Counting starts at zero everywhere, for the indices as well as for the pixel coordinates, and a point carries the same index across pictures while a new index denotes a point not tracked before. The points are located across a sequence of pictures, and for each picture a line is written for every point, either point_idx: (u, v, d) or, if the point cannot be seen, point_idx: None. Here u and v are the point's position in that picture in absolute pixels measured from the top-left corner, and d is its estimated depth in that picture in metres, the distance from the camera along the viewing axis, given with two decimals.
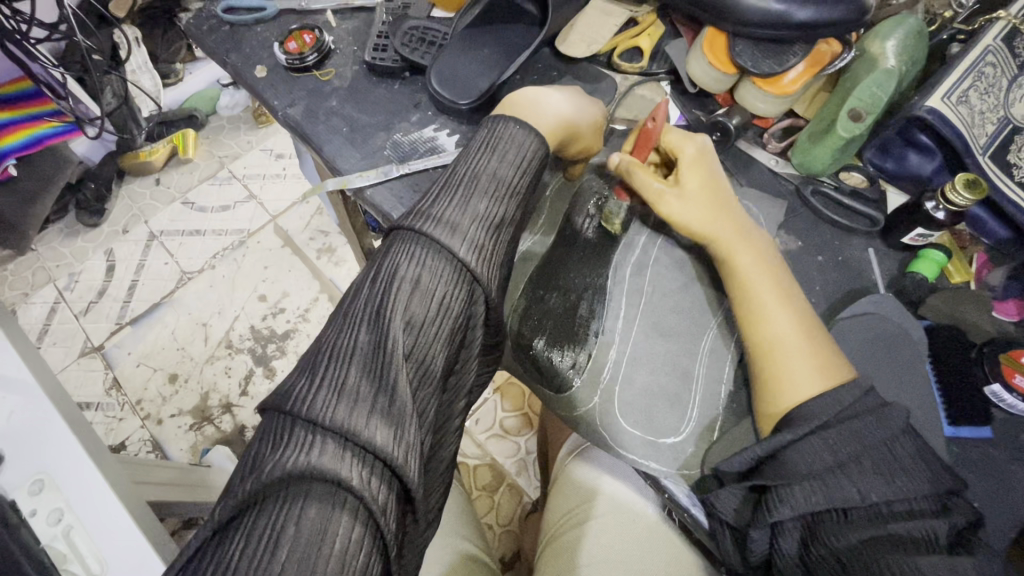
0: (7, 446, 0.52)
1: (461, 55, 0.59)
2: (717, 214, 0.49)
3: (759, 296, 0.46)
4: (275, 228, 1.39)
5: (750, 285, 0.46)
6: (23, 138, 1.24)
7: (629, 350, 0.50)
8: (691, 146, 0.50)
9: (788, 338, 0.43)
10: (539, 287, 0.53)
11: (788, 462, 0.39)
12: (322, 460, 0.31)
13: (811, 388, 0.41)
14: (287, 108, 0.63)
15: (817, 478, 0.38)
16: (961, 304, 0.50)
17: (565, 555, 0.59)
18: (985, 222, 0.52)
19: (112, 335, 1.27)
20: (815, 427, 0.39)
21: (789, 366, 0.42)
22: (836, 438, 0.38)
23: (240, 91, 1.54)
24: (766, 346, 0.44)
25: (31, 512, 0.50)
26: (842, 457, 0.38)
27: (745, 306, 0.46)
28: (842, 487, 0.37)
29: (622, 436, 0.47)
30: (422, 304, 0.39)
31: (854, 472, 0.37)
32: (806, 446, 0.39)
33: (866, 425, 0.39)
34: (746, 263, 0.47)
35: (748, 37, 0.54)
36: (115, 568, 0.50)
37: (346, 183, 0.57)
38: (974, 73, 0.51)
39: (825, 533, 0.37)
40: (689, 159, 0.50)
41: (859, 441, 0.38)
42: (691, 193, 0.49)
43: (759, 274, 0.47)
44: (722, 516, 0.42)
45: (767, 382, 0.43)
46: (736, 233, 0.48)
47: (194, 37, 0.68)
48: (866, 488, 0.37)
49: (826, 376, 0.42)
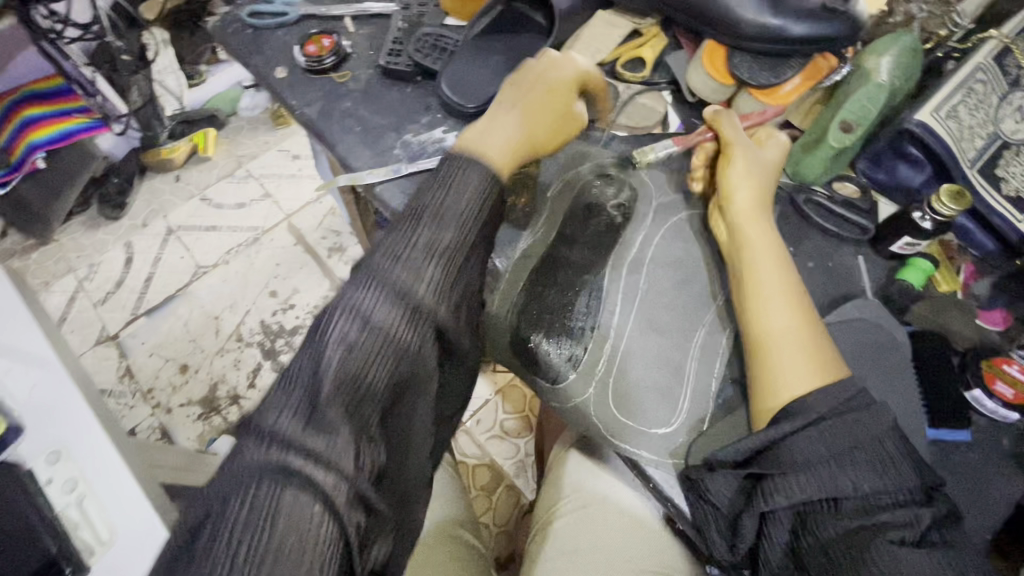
0: (29, 418, 0.56)
1: (471, 63, 0.62)
2: (763, 206, 0.52)
3: (761, 291, 0.47)
4: (289, 227, 1.43)
5: (754, 274, 0.48)
6: (52, 133, 1.33)
7: (623, 344, 0.51)
8: (776, 145, 0.55)
9: (785, 331, 0.45)
10: (538, 283, 0.54)
11: (786, 453, 0.41)
12: (271, 473, 0.34)
13: (808, 383, 0.43)
14: (304, 108, 0.66)
15: (812, 469, 0.40)
16: (948, 313, 0.51)
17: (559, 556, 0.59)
18: (974, 234, 0.53)
19: (128, 325, 1.31)
20: (811, 421, 0.41)
21: (775, 362, 0.44)
22: (830, 432, 0.40)
23: (261, 94, 1.60)
24: (763, 338, 0.46)
25: (47, 480, 0.53)
26: (836, 450, 0.40)
27: (748, 298, 0.48)
28: (836, 477, 0.39)
29: (614, 425, 0.49)
30: (361, 334, 0.39)
31: (848, 464, 0.40)
32: (804, 438, 0.41)
33: (861, 421, 0.41)
34: (764, 269, 0.48)
35: (747, 50, 0.57)
36: (123, 537, 0.52)
37: (357, 179, 0.60)
38: (964, 89, 0.53)
39: (815, 522, 0.39)
40: (771, 152, 0.54)
41: (855, 435, 0.40)
42: (755, 166, 0.53)
43: (766, 264, 0.48)
44: (712, 500, 0.43)
45: (760, 377, 0.45)
46: (760, 222, 0.51)
47: (220, 40, 0.72)
48: (858, 480, 0.39)
49: (818, 374, 0.43)
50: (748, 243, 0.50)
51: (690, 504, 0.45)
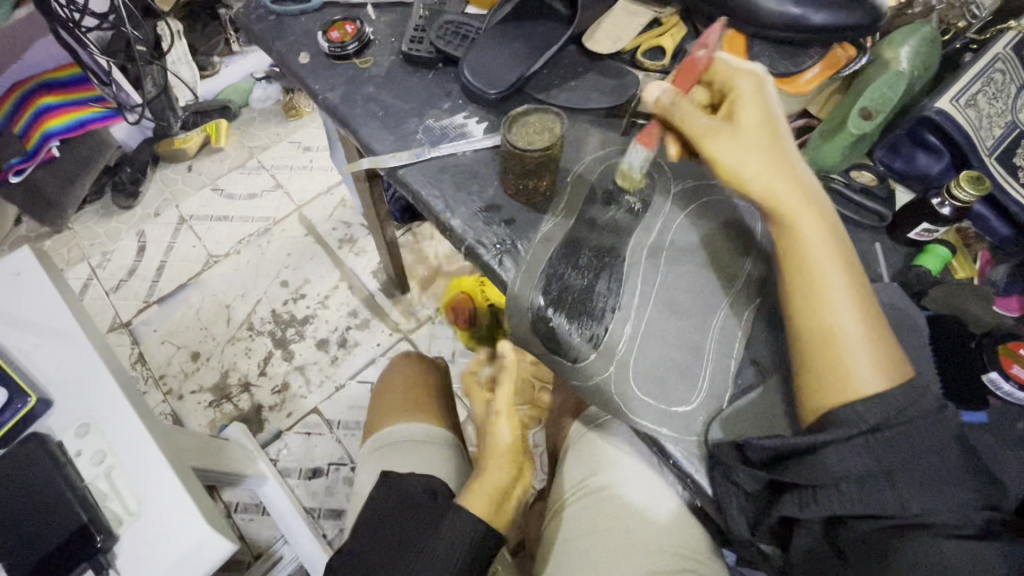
0: (58, 392, 0.57)
1: (493, 49, 0.63)
2: (781, 170, 0.47)
3: (821, 283, 0.44)
4: (300, 218, 1.44)
5: (806, 263, 0.45)
6: (67, 122, 1.33)
7: (643, 326, 0.52)
8: (747, 78, 0.49)
9: (850, 327, 0.43)
10: (561, 265, 0.55)
11: (823, 461, 0.41)
12: None
13: (876, 381, 0.42)
14: (327, 93, 0.67)
15: (859, 481, 0.40)
16: (961, 296, 0.52)
17: (588, 542, 0.61)
18: (989, 221, 0.54)
19: (140, 312, 1.32)
20: (864, 430, 0.41)
21: (843, 359, 0.43)
22: (882, 444, 0.41)
23: (273, 86, 1.62)
24: (829, 333, 0.43)
25: (77, 452, 0.55)
26: (887, 464, 0.40)
27: (806, 291, 0.45)
28: (882, 489, 0.40)
29: (635, 404, 0.50)
30: None
31: (899, 479, 0.40)
32: (846, 449, 0.41)
33: (922, 430, 0.41)
34: (819, 262, 0.45)
35: (766, 39, 0.57)
36: (150, 509, 0.53)
37: (380, 163, 0.62)
38: (983, 78, 0.54)
39: (851, 526, 0.40)
40: (747, 95, 0.48)
41: (908, 447, 0.41)
42: (743, 128, 0.47)
43: (815, 249, 0.45)
44: (740, 486, 0.45)
45: (821, 374, 0.44)
46: (797, 192, 0.46)
47: (244, 26, 0.73)
48: (909, 497, 0.40)
49: (886, 373, 0.43)
50: (788, 228, 0.46)
51: (714, 482, 0.47)
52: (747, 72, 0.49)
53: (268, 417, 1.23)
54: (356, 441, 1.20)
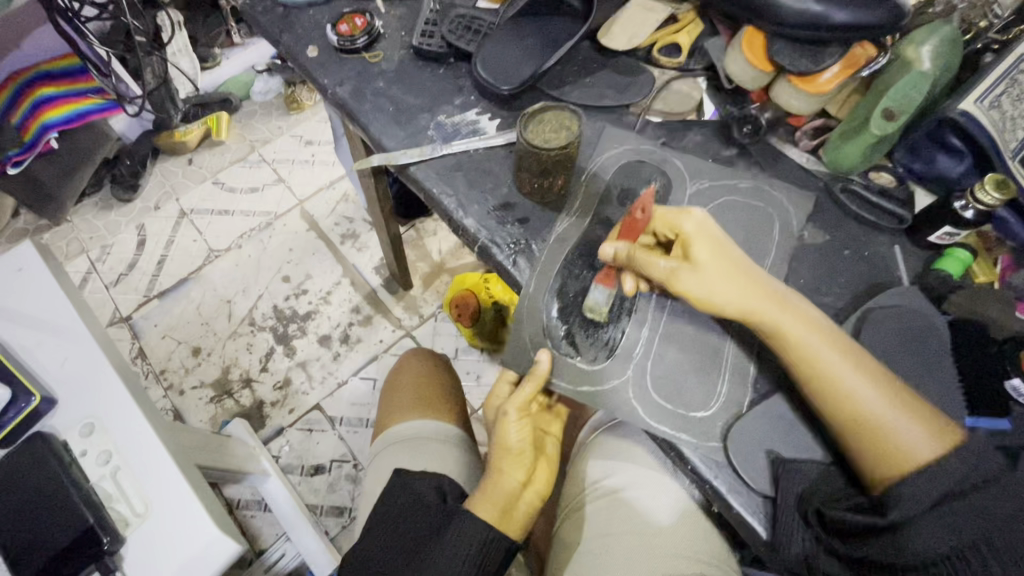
0: (61, 391, 0.56)
1: (507, 45, 0.62)
2: (752, 284, 0.46)
3: (834, 384, 0.44)
4: (302, 212, 1.43)
5: (820, 369, 0.44)
6: (65, 113, 1.30)
7: (660, 329, 0.52)
8: (689, 220, 0.48)
9: (881, 415, 0.43)
10: (579, 265, 0.55)
11: (909, 544, 0.40)
12: None
13: (924, 450, 0.42)
14: (336, 87, 0.66)
15: (944, 560, 0.39)
16: (985, 302, 0.51)
17: (614, 559, 0.59)
18: (1012, 225, 0.52)
19: (140, 307, 1.31)
20: (931, 505, 0.40)
21: (883, 441, 0.42)
22: (957, 520, 0.39)
23: (274, 78, 1.60)
24: (858, 424, 0.43)
25: (82, 452, 0.54)
26: (966, 539, 0.39)
27: (822, 393, 0.44)
28: (969, 568, 0.38)
29: (652, 408, 0.50)
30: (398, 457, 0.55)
31: (987, 552, 0.38)
32: (927, 530, 0.40)
33: (993, 500, 0.39)
34: (827, 365, 0.44)
35: (787, 38, 0.55)
36: (156, 511, 0.52)
37: (391, 159, 0.61)
38: (1007, 80, 0.54)
39: None
40: (697, 237, 0.47)
41: (987, 518, 0.39)
42: (703, 262, 0.46)
43: (818, 359, 0.45)
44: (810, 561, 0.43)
45: (868, 456, 0.43)
46: (779, 303, 0.46)
47: (250, 17, 0.71)
48: (1000, 574, 0.38)
49: (932, 439, 0.42)
50: (781, 342, 0.45)
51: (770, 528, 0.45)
52: (687, 213, 0.48)
53: (270, 413, 1.22)
54: (359, 437, 1.20)
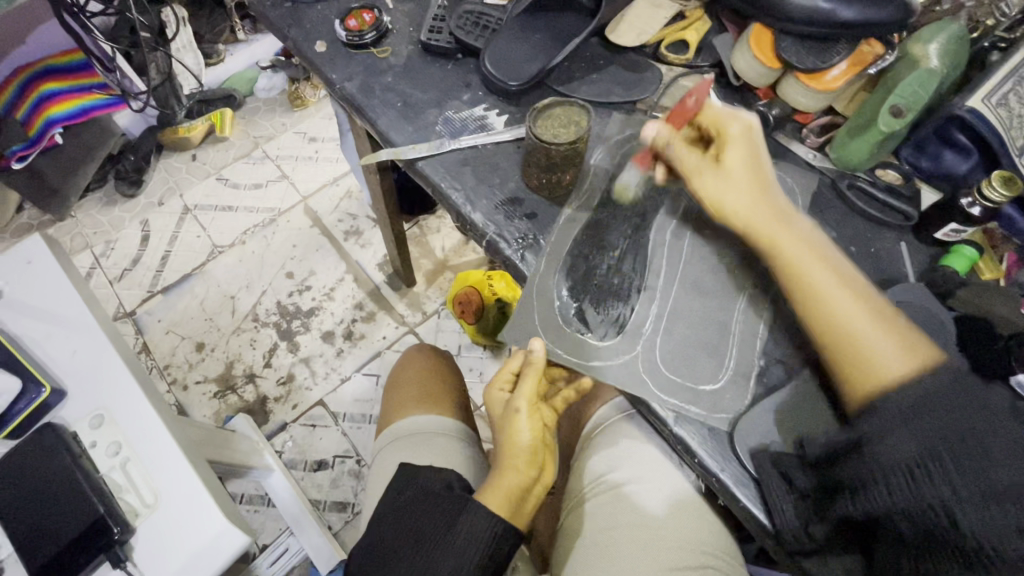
0: (71, 383, 0.57)
1: (515, 41, 0.62)
2: (761, 193, 0.49)
3: (823, 288, 0.47)
4: (305, 209, 1.43)
5: (806, 275, 0.47)
6: (68, 108, 1.31)
7: (669, 305, 0.53)
8: (735, 122, 0.51)
9: (867, 333, 0.45)
10: (587, 246, 0.55)
11: (872, 453, 0.41)
12: None
13: (902, 365, 0.44)
14: (344, 82, 0.66)
15: (905, 467, 0.39)
16: (994, 298, 0.50)
17: (617, 551, 0.60)
18: (1016, 221, 0.53)
19: (144, 302, 1.32)
20: (900, 415, 0.41)
21: (864, 348, 0.45)
22: (920, 426, 0.40)
23: (279, 75, 1.60)
24: (842, 332, 0.46)
25: (92, 443, 0.54)
26: (931, 447, 0.39)
27: (808, 295, 0.47)
28: (929, 477, 0.39)
29: (664, 384, 0.50)
30: None
31: (948, 462, 0.38)
32: (891, 438, 0.40)
33: (960, 411, 0.40)
34: (812, 270, 0.47)
35: (794, 35, 0.56)
36: (166, 503, 0.52)
37: (399, 154, 0.61)
38: (1016, 76, 0.54)
39: (910, 519, 0.39)
40: (733, 138, 0.50)
41: (953, 430, 0.39)
42: (729, 167, 0.50)
43: (806, 260, 0.48)
44: (784, 508, 0.45)
45: (846, 365, 0.45)
46: (778, 219, 0.49)
47: (259, 12, 0.71)
48: (960, 482, 0.38)
49: (912, 357, 0.44)
50: (772, 248, 0.48)
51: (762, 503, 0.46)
52: (741, 120, 0.51)
53: (273, 408, 1.22)
54: (362, 433, 1.20)
